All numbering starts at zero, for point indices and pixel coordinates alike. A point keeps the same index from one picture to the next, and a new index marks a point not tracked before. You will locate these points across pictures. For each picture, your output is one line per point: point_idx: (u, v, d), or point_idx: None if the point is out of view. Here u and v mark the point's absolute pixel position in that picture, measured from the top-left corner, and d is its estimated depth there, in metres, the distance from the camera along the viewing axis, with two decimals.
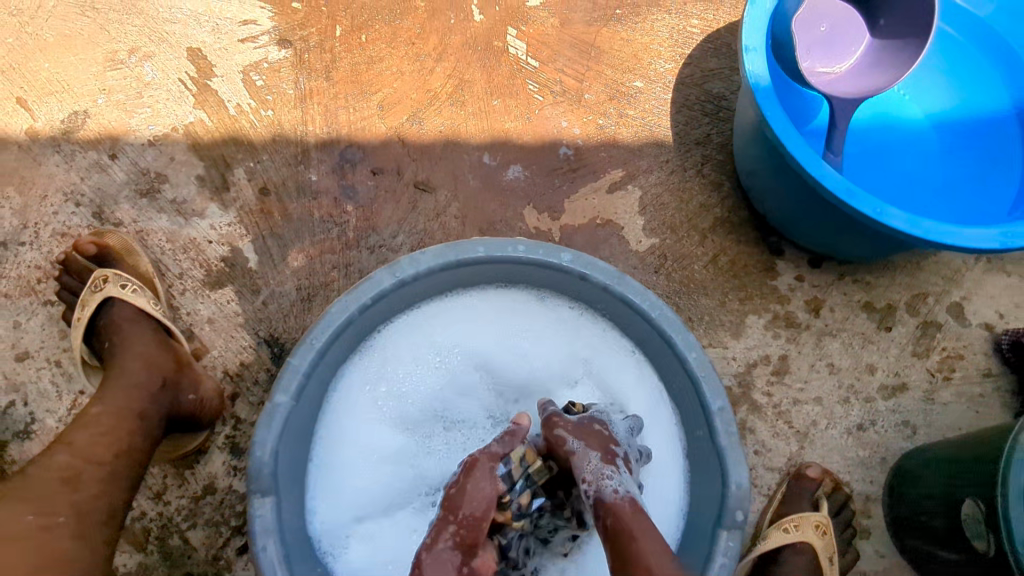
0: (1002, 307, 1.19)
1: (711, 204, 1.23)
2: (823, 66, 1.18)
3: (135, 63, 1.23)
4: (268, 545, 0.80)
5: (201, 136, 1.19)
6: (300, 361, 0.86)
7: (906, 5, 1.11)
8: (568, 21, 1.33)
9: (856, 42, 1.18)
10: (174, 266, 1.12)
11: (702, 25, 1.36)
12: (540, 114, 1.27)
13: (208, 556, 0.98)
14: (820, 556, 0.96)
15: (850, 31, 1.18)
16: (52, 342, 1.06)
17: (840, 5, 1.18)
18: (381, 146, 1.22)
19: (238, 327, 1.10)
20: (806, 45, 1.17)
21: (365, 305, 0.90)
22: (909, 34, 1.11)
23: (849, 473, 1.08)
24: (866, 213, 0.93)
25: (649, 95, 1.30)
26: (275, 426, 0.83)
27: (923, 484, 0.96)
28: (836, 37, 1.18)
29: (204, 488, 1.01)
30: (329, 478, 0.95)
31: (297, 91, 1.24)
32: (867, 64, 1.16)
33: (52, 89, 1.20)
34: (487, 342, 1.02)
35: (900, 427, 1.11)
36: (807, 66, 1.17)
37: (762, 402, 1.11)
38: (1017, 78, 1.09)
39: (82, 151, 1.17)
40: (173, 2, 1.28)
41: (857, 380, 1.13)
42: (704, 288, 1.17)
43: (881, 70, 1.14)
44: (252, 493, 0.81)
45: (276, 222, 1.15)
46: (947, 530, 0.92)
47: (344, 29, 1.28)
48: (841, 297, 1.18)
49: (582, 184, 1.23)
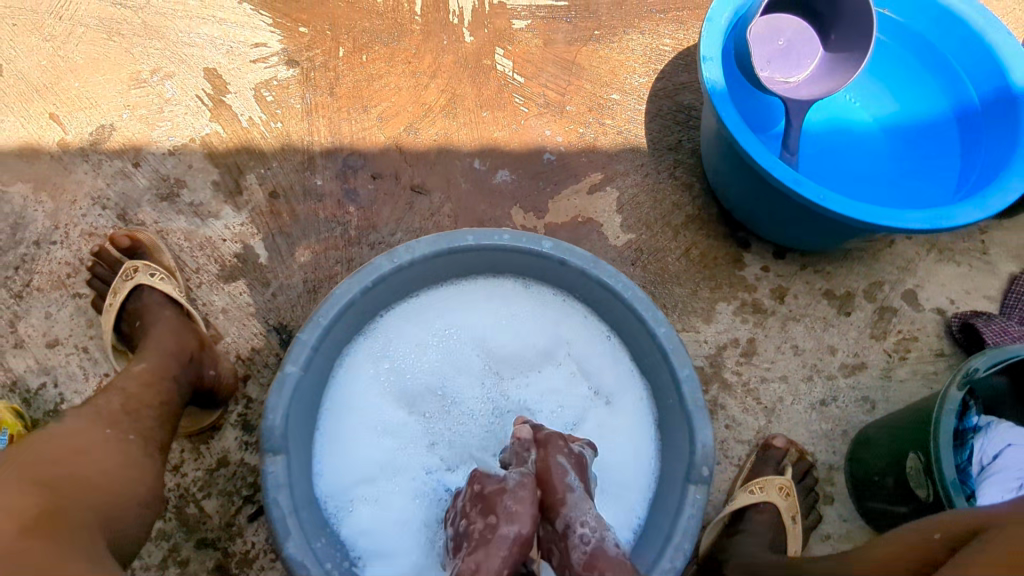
0: (953, 293, 1.30)
1: (683, 203, 1.34)
2: (782, 76, 1.29)
3: (157, 81, 1.36)
4: (279, 499, 0.88)
5: (217, 145, 1.31)
6: (307, 337, 0.95)
7: (852, 20, 1.22)
8: (551, 42, 1.46)
9: (812, 53, 1.29)
10: (192, 262, 1.23)
11: (673, 43, 1.49)
12: (526, 123, 1.39)
13: (221, 523, 1.07)
14: (784, 516, 1.06)
15: (808, 45, 1.29)
16: (80, 330, 1.16)
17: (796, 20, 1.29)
18: (381, 153, 1.34)
19: (250, 316, 1.20)
20: (767, 57, 1.28)
21: (366, 287, 1.00)
22: (856, 45, 1.22)
23: (814, 444, 1.18)
24: (816, 198, 1.02)
25: (625, 106, 1.43)
26: (285, 393, 0.93)
27: (875, 448, 1.07)
28: (793, 49, 1.29)
29: (218, 461, 1.10)
30: (335, 447, 1.04)
31: (304, 105, 1.36)
32: (822, 74, 1.27)
33: (81, 106, 1.32)
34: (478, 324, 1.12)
35: (860, 402, 1.21)
36: (768, 75, 1.27)
37: (732, 380, 1.21)
38: (951, 83, 1.22)
39: (108, 160, 1.28)
40: (192, 27, 1.41)
41: (820, 360, 1.23)
42: (677, 278, 1.28)
43: (833, 79, 1.25)
44: (264, 452, 0.90)
45: (285, 222, 1.26)
46: (897, 486, 1.01)
47: (347, 50, 1.41)
48: (804, 285, 1.28)
49: (564, 186, 1.34)
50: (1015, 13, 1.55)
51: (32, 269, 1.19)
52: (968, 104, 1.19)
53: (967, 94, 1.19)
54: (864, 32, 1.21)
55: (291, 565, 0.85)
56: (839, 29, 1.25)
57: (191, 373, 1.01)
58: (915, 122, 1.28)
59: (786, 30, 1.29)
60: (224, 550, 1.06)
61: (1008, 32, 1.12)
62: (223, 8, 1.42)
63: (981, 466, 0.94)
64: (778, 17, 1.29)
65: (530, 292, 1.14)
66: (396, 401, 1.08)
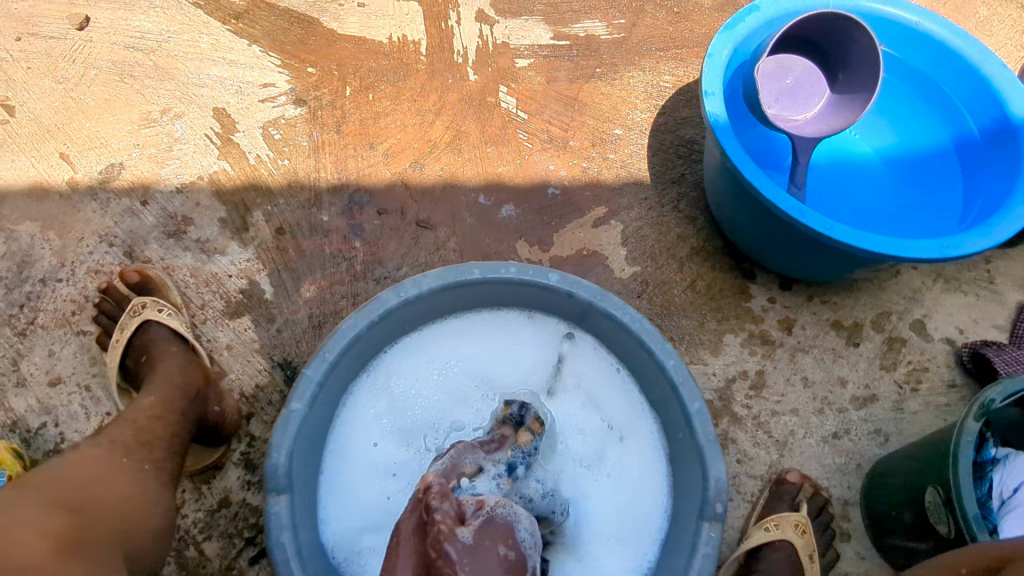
0: (961, 323, 1.29)
1: (687, 235, 1.35)
2: (788, 113, 1.31)
3: (166, 121, 1.38)
4: (283, 539, 0.86)
5: (224, 183, 1.32)
6: (313, 372, 0.94)
7: (858, 63, 1.22)
8: (553, 79, 1.49)
9: (817, 94, 1.30)
10: (197, 298, 1.22)
11: (673, 80, 1.52)
12: (530, 158, 1.41)
13: (221, 567, 1.03)
14: (802, 554, 1.03)
15: (816, 84, 1.30)
16: (83, 368, 1.15)
17: (804, 60, 1.30)
18: (386, 189, 1.35)
19: (255, 352, 1.19)
20: (774, 94, 1.30)
21: (372, 321, 0.99)
22: (862, 89, 1.22)
23: (828, 479, 1.15)
24: (823, 228, 1.02)
25: (627, 141, 1.45)
26: (290, 430, 0.91)
27: (893, 482, 1.04)
28: (800, 88, 1.30)
29: (220, 501, 1.07)
30: (341, 484, 1.02)
31: (311, 143, 1.38)
32: (829, 114, 1.28)
33: (91, 146, 1.34)
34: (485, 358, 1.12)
35: (873, 435, 1.19)
36: (774, 112, 1.30)
37: (742, 414, 1.19)
38: (950, 115, 1.23)
39: (117, 198, 1.29)
40: (202, 69, 1.44)
41: (830, 392, 1.21)
42: (683, 310, 1.27)
43: (839, 118, 1.26)
44: (268, 491, 0.88)
45: (291, 257, 1.27)
46: (915, 522, 0.98)
47: (354, 89, 1.44)
48: (811, 316, 1.28)
49: (569, 219, 1.35)
50: (1007, 48, 1.58)
51: (37, 307, 1.18)
52: (968, 135, 1.20)
53: (967, 126, 1.20)
54: (869, 77, 1.21)
55: None
56: (846, 70, 1.25)
57: (192, 409, 1.00)
58: (916, 153, 1.30)
59: (795, 69, 1.30)
60: None
61: (1003, 65, 1.14)
62: (232, 50, 1.46)
63: (1001, 500, 0.92)
64: (787, 56, 1.29)
65: (536, 326, 1.14)
66: (402, 437, 1.07)
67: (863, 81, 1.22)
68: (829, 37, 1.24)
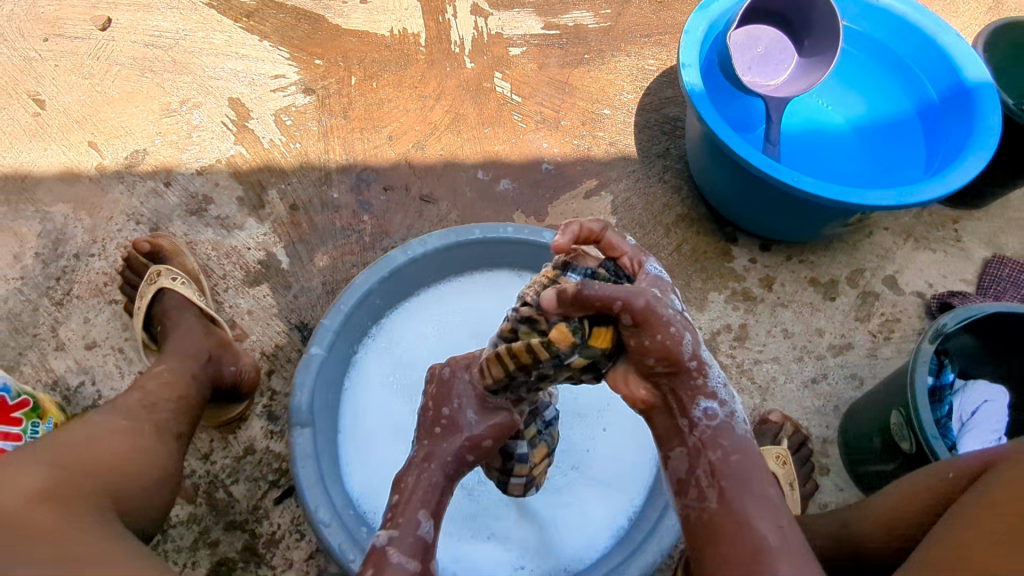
0: (931, 277, 1.39)
1: (673, 203, 1.45)
2: (762, 79, 1.38)
3: (186, 110, 1.48)
4: (307, 467, 0.95)
5: (241, 165, 1.42)
6: (331, 321, 1.04)
7: (823, 27, 1.33)
8: (545, 66, 1.60)
9: (785, 61, 1.39)
10: (219, 269, 1.32)
11: (657, 63, 1.63)
12: (524, 138, 1.51)
13: (248, 507, 1.12)
14: (784, 483, 1.11)
15: (784, 52, 1.39)
16: (116, 332, 1.24)
17: (771, 30, 1.39)
18: (391, 167, 1.45)
19: (273, 316, 1.28)
20: (748, 62, 1.37)
21: (384, 278, 1.09)
22: (829, 49, 1.32)
23: (808, 419, 1.24)
24: (788, 181, 1.11)
25: (615, 120, 1.55)
26: (311, 372, 1.01)
27: (865, 417, 1.13)
28: (769, 55, 1.39)
29: (245, 449, 1.16)
30: (357, 431, 1.10)
31: (320, 127, 1.48)
32: (800, 78, 1.37)
33: (117, 134, 1.44)
34: (485, 317, 1.20)
35: (849, 379, 1.28)
36: (750, 79, 1.36)
37: (727, 362, 1.28)
38: (911, 84, 1.34)
39: (142, 181, 1.40)
40: (217, 63, 1.55)
41: (809, 342, 1.31)
42: (671, 271, 1.37)
43: (810, 79, 1.34)
44: (293, 425, 0.97)
45: (304, 231, 1.36)
46: (884, 446, 1.07)
47: (359, 78, 1.55)
48: (790, 274, 1.37)
49: (563, 192, 1.45)
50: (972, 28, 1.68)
51: (72, 279, 1.28)
52: (928, 102, 1.31)
53: (926, 92, 1.31)
54: (833, 37, 1.31)
55: (321, 527, 0.92)
56: (812, 36, 1.36)
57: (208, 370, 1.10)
58: (883, 122, 1.40)
59: (764, 38, 1.38)
60: (251, 531, 1.10)
61: (956, 35, 1.25)
62: (245, 46, 1.57)
63: (961, 422, 1.03)
64: (756, 27, 1.38)
65: None
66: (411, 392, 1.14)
67: (829, 42, 1.32)
68: (794, 7, 1.35)
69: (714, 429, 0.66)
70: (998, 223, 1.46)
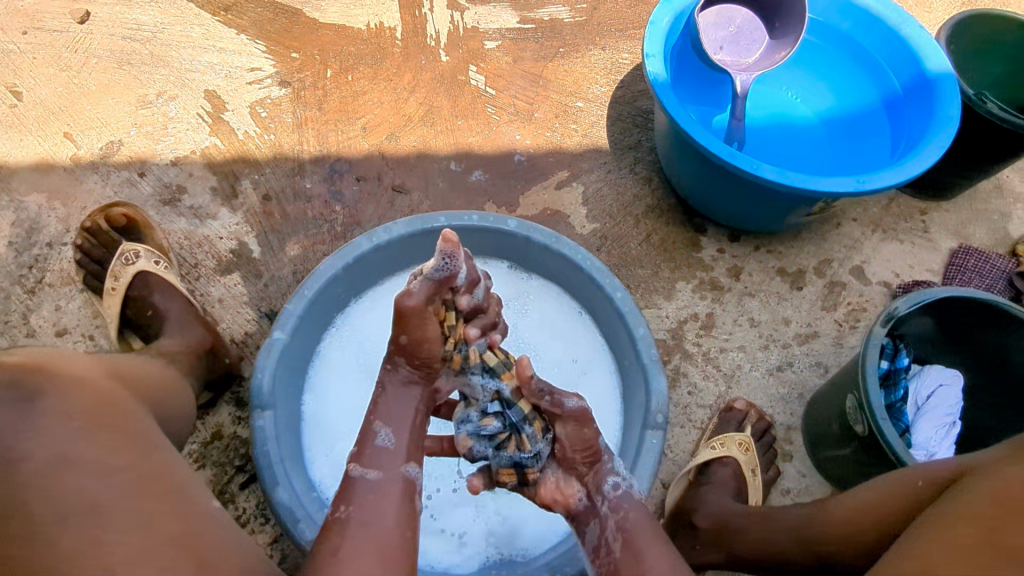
0: (897, 268, 1.41)
1: (642, 195, 1.46)
2: (735, 58, 1.39)
3: (162, 102, 1.50)
4: (267, 449, 0.96)
5: (216, 156, 1.44)
6: (294, 307, 1.05)
7: (794, 8, 1.35)
8: (520, 59, 1.62)
9: (757, 41, 1.40)
10: (191, 258, 1.33)
11: (632, 57, 1.65)
12: (497, 129, 1.52)
13: (214, 491, 1.13)
14: (744, 469, 1.13)
15: (756, 32, 1.41)
16: (87, 320, 1.25)
17: (743, 12, 1.42)
18: (365, 159, 1.46)
19: (244, 304, 1.30)
20: (719, 41, 1.38)
21: (347, 264, 1.11)
22: (799, 28, 1.34)
23: (772, 407, 1.25)
24: (745, 169, 1.12)
25: (588, 113, 1.56)
26: (273, 355, 1.02)
27: (824, 403, 1.14)
28: (742, 35, 1.40)
29: (212, 434, 1.17)
30: (319, 416, 1.11)
31: (295, 119, 1.50)
32: (770, 56, 1.38)
33: (92, 125, 1.46)
34: None
35: (814, 366, 1.29)
36: (721, 56, 1.37)
37: (693, 350, 1.30)
38: (877, 75, 1.35)
39: (116, 171, 1.41)
40: (193, 56, 1.56)
41: (775, 330, 1.32)
42: (640, 261, 1.38)
43: (782, 57, 1.35)
44: (254, 408, 0.98)
45: (277, 220, 1.38)
46: (841, 431, 1.08)
47: (334, 71, 1.56)
48: (757, 264, 1.39)
49: (534, 182, 1.47)
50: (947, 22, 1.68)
51: (44, 267, 1.30)
52: (893, 93, 1.32)
53: (891, 83, 1.32)
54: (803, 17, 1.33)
55: (279, 508, 0.93)
56: (783, 17, 1.38)
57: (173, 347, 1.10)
58: (850, 114, 1.41)
59: (736, 19, 1.41)
60: None
61: (919, 27, 1.27)
62: (222, 39, 1.58)
63: (916, 406, 1.07)
64: (727, 8, 1.41)
65: (498, 274, 1.24)
66: (370, 380, 1.15)
67: (800, 21, 1.34)
68: None
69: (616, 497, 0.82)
70: (966, 215, 1.49)
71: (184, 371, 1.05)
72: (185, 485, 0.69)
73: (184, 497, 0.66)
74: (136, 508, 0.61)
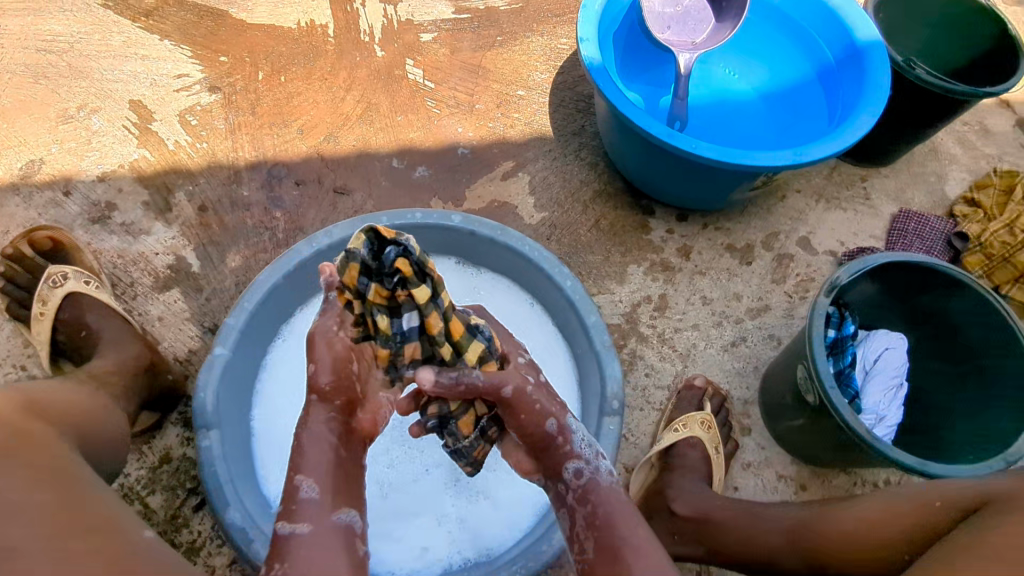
0: (841, 237, 1.44)
1: (589, 180, 1.46)
2: (682, 38, 1.39)
3: (84, 116, 1.43)
4: (215, 469, 0.93)
5: (145, 169, 1.38)
6: (235, 321, 1.02)
7: None
8: (457, 50, 1.60)
9: (704, 21, 1.40)
10: (126, 277, 1.28)
11: (570, 42, 1.64)
12: (438, 123, 1.50)
13: (166, 516, 1.09)
14: (709, 447, 1.13)
15: (703, 12, 1.40)
16: (18, 350, 1.19)
17: None
18: (303, 162, 1.42)
19: (186, 321, 1.25)
20: (667, 21, 1.38)
21: (288, 273, 1.08)
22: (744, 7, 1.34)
23: (728, 382, 1.27)
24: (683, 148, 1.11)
25: (530, 100, 1.55)
26: (215, 373, 0.98)
27: (777, 374, 1.15)
28: (689, 16, 1.40)
29: (161, 458, 1.13)
30: (270, 431, 1.08)
31: (228, 125, 1.45)
32: (715, 36, 1.38)
33: (9, 145, 1.38)
34: None
35: (767, 339, 1.31)
36: (668, 37, 1.37)
37: (648, 333, 1.30)
38: (810, 48, 1.36)
39: (39, 191, 1.34)
40: (115, 65, 1.49)
41: (727, 306, 1.33)
42: (590, 247, 1.38)
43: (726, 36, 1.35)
44: (197, 429, 0.94)
45: (215, 231, 1.33)
46: (794, 402, 1.09)
47: (265, 73, 1.51)
48: (706, 242, 1.40)
49: (480, 175, 1.45)
50: None
51: None
52: (826, 64, 1.34)
53: (825, 55, 1.33)
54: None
55: (231, 529, 0.90)
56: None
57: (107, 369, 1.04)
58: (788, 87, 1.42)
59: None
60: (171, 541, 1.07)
61: None
62: (145, 46, 1.52)
63: (864, 371, 1.09)
64: None
65: (447, 271, 1.22)
66: None
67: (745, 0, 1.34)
68: None
69: (584, 487, 0.79)
70: (904, 179, 1.53)
71: (119, 396, 1.00)
72: (110, 519, 0.65)
73: (117, 531, 0.63)
74: (60, 549, 0.58)
